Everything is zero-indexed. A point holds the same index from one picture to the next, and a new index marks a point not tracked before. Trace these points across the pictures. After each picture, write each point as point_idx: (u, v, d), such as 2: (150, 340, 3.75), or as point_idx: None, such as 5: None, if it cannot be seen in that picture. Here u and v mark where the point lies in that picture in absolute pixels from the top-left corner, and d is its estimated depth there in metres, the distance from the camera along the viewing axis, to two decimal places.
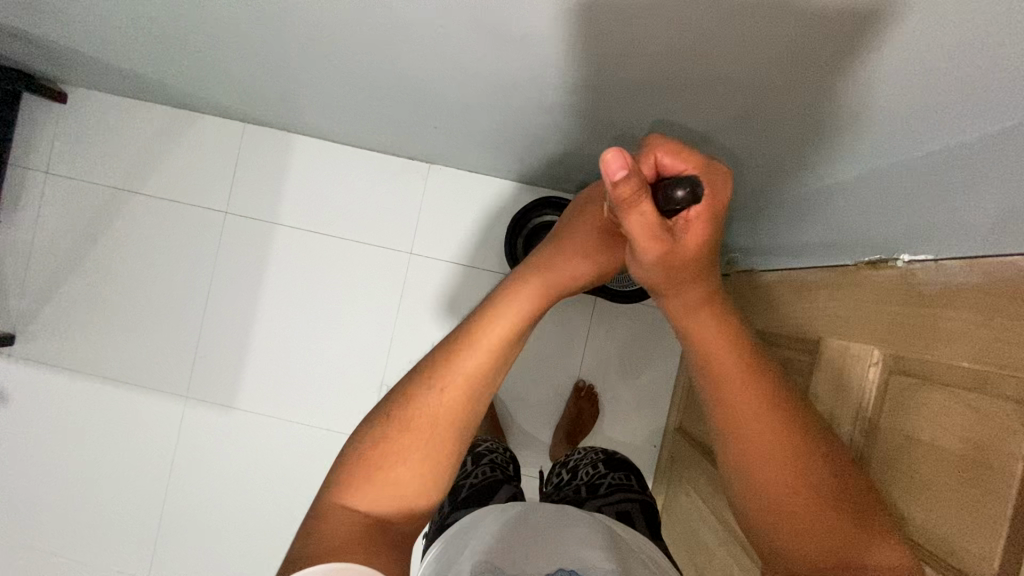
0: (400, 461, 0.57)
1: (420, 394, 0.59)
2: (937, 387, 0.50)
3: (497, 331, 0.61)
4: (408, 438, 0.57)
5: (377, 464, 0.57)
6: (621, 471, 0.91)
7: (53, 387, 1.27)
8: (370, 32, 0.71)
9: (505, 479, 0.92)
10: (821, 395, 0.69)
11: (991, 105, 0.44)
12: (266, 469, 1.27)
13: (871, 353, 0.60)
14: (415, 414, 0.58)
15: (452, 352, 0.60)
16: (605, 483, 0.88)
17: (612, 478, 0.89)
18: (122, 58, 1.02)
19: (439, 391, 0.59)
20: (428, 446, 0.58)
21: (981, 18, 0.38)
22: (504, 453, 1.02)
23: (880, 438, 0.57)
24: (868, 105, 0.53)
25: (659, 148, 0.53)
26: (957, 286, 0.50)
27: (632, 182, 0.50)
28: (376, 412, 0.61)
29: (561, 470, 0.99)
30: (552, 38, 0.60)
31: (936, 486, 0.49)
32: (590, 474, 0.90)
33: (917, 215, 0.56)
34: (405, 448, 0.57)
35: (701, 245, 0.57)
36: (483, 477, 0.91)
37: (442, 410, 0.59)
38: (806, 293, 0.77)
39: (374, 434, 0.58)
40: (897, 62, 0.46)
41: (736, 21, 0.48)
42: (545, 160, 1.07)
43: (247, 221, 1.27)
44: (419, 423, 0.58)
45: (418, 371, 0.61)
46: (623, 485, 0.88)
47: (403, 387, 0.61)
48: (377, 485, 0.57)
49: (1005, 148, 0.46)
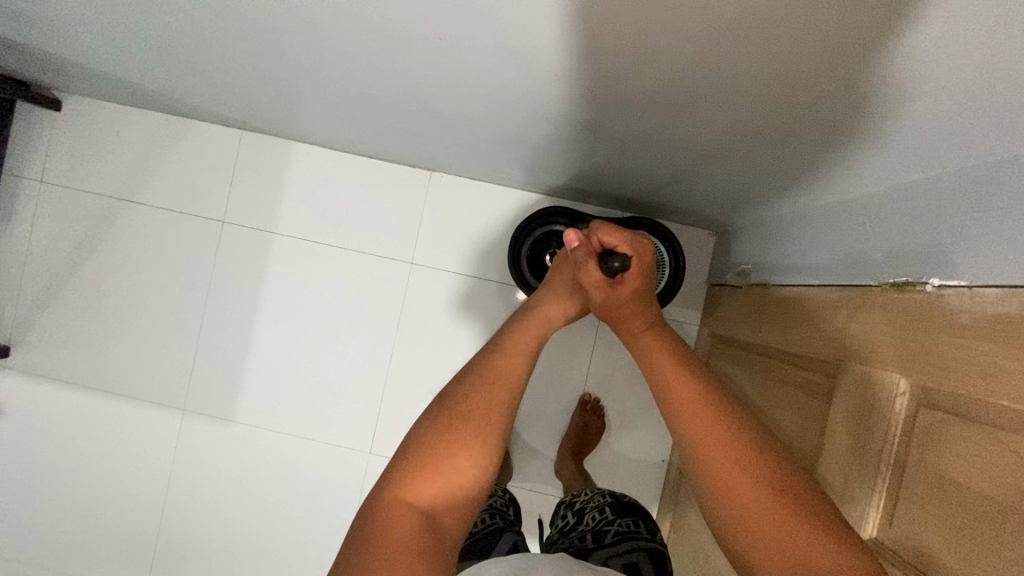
0: (460, 452, 0.54)
1: (474, 390, 0.57)
2: (972, 425, 0.47)
3: (528, 339, 0.63)
4: (468, 429, 0.55)
5: (437, 455, 0.54)
6: (628, 517, 0.87)
7: (52, 398, 1.25)
8: (366, 40, 0.67)
9: (507, 526, 0.88)
10: (841, 423, 0.65)
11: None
12: (268, 483, 1.24)
13: (898, 382, 0.56)
14: (472, 407, 0.56)
15: (496, 353, 0.60)
16: (612, 532, 0.84)
17: (620, 526, 0.85)
18: (112, 65, 0.99)
19: (488, 389, 0.57)
20: (486, 437, 0.55)
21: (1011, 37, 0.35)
22: (504, 496, 0.98)
23: (907, 475, 0.53)
24: (896, 119, 0.49)
25: (600, 231, 0.66)
26: (992, 318, 0.46)
27: (582, 250, 0.67)
28: (428, 411, 0.57)
29: (566, 512, 0.95)
30: (554, 47, 0.56)
31: (972, 535, 0.45)
32: (597, 520, 0.87)
33: (950, 237, 0.52)
34: (465, 442, 0.54)
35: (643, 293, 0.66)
36: (483, 527, 0.87)
37: (498, 404, 0.57)
38: (822, 311, 0.72)
39: (433, 427, 0.55)
40: (919, 77, 0.43)
41: (749, 29, 0.44)
42: (548, 169, 1.04)
43: (245, 230, 1.24)
44: (475, 417, 0.56)
45: (467, 371, 0.59)
46: (630, 533, 0.84)
47: (453, 386, 0.58)
48: (438, 478, 0.53)
49: None
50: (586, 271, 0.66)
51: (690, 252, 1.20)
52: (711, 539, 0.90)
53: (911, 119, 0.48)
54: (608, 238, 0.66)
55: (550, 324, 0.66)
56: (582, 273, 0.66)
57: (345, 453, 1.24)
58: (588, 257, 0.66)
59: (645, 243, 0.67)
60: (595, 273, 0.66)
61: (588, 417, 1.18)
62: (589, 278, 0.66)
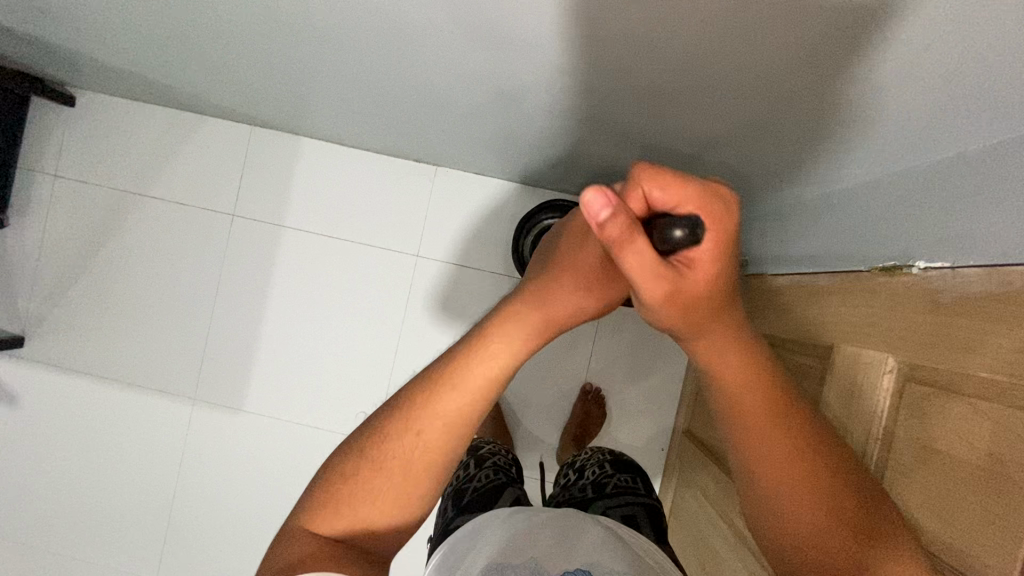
0: (374, 492, 0.53)
1: (397, 428, 0.53)
2: (953, 397, 0.49)
3: (482, 370, 0.53)
4: (383, 468, 0.53)
5: (348, 490, 0.53)
6: (627, 473, 0.90)
7: (63, 388, 1.28)
8: (378, 37, 0.70)
9: (510, 482, 0.90)
10: (832, 403, 0.68)
11: (1007, 109, 0.43)
12: (275, 472, 1.27)
13: (886, 360, 0.59)
14: (392, 446, 0.53)
15: (434, 381, 0.54)
16: (612, 485, 0.87)
17: (619, 480, 0.88)
18: (127, 62, 1.02)
19: (418, 426, 0.53)
20: (402, 477, 0.53)
21: (984, 31, 0.37)
22: (507, 456, 1.01)
23: (894, 448, 0.56)
24: (883, 113, 0.52)
25: (648, 181, 0.42)
26: (974, 294, 0.49)
27: (618, 223, 0.41)
28: (354, 436, 0.56)
29: (566, 471, 0.98)
30: (558, 42, 0.59)
31: (953, 498, 0.48)
32: (597, 474, 0.90)
33: (935, 222, 0.55)
34: (382, 480, 0.53)
35: (715, 281, 0.45)
36: (487, 481, 0.90)
37: (422, 445, 0.53)
38: (815, 298, 0.75)
39: (348, 461, 0.54)
40: (903, 72, 0.45)
41: (742, 26, 0.47)
42: (551, 164, 1.07)
43: (254, 224, 1.27)
44: (394, 457, 0.53)
45: (398, 398, 0.55)
46: (629, 487, 0.87)
47: (380, 416, 0.55)
48: (348, 514, 0.53)
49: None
50: (630, 256, 0.42)
51: None
52: (710, 521, 0.93)
53: (897, 111, 0.51)
54: (662, 192, 0.43)
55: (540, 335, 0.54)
56: (623, 259, 0.43)
57: None
58: (632, 234, 0.41)
59: (724, 204, 0.43)
60: (645, 255, 0.42)
61: (589, 406, 1.21)
62: (636, 265, 0.43)
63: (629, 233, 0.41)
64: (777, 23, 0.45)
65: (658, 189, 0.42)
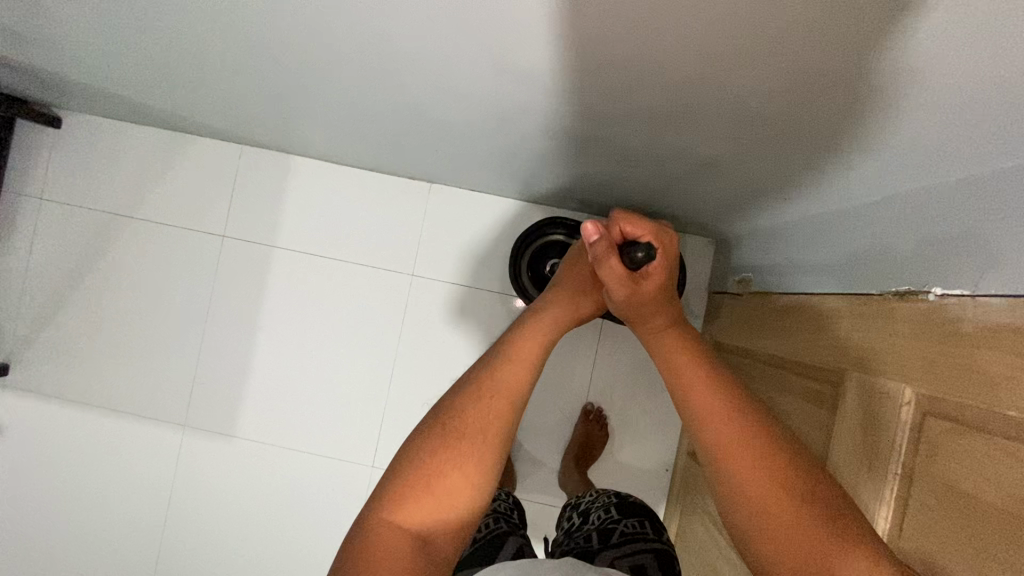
0: (453, 472, 0.56)
1: (470, 406, 0.59)
2: (980, 435, 0.46)
3: (529, 349, 0.65)
4: (462, 446, 0.57)
5: (429, 474, 0.56)
6: (635, 518, 0.86)
7: (48, 417, 1.24)
8: (368, 58, 0.68)
9: (510, 530, 0.87)
10: (845, 433, 0.65)
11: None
12: (269, 499, 1.23)
13: (903, 392, 0.55)
14: (467, 423, 0.58)
15: (493, 364, 0.62)
16: (618, 532, 0.83)
17: (626, 527, 0.84)
18: (112, 84, 1.00)
19: (486, 402, 0.60)
20: (477, 454, 0.57)
21: (1006, 54, 0.35)
22: (508, 500, 0.98)
23: (915, 484, 0.53)
24: (894, 133, 0.50)
25: (622, 219, 0.64)
26: (998, 326, 0.45)
27: (602, 246, 0.63)
28: (423, 425, 0.60)
29: (571, 513, 0.95)
30: (552, 63, 0.57)
31: (983, 546, 0.44)
32: (602, 519, 0.87)
33: (950, 246, 0.52)
34: (459, 459, 0.57)
35: (664, 289, 0.66)
36: (487, 532, 0.86)
37: (493, 418, 0.59)
38: (824, 320, 0.72)
39: (426, 447, 0.57)
40: (919, 90, 0.43)
41: (745, 40, 0.44)
42: (547, 181, 1.04)
43: (245, 245, 1.24)
44: (470, 433, 0.58)
45: (463, 384, 0.61)
46: (637, 534, 0.83)
47: (447, 401, 0.60)
48: (433, 499, 0.55)
49: None
50: (608, 266, 0.64)
51: (691, 260, 1.20)
52: (718, 547, 0.90)
53: (908, 130, 0.48)
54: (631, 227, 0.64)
55: (554, 330, 0.68)
56: (604, 268, 0.65)
57: (347, 465, 1.23)
58: (610, 251, 0.64)
59: (668, 236, 0.65)
60: (619, 267, 0.64)
61: (591, 426, 1.17)
62: (612, 273, 0.64)
63: (609, 252, 0.64)
64: (790, 41, 0.43)
65: (629, 224, 0.64)
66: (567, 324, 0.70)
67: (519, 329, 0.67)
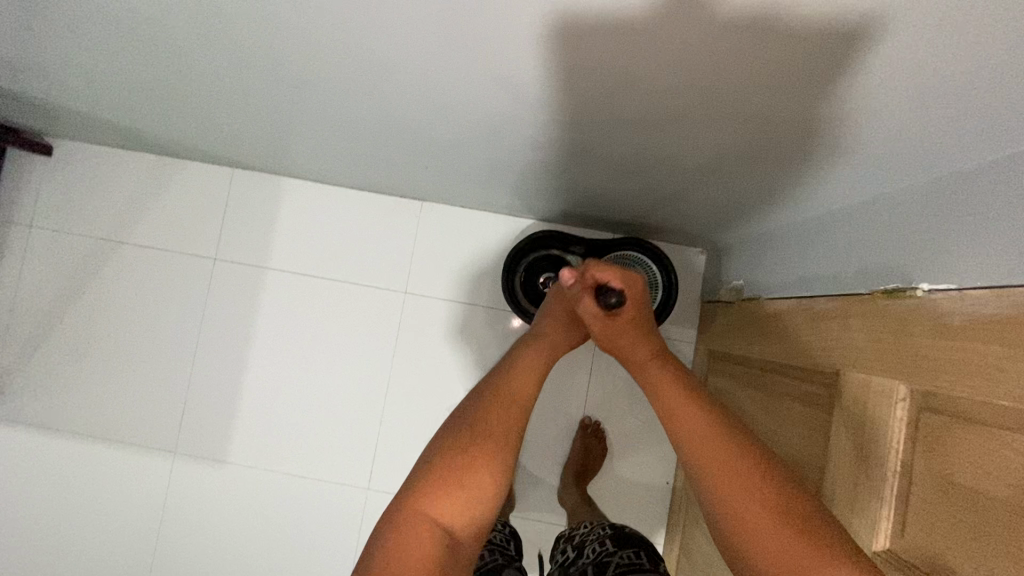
0: (480, 470, 0.58)
1: (491, 409, 0.62)
2: (976, 428, 0.46)
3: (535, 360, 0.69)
4: (487, 446, 0.59)
5: (459, 472, 0.57)
6: (630, 548, 0.82)
7: (33, 447, 1.21)
8: (358, 75, 0.69)
9: (507, 564, 0.85)
10: (842, 435, 0.64)
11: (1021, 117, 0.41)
12: (262, 526, 1.20)
13: (897, 389, 0.55)
14: (489, 423, 0.61)
15: (508, 372, 0.66)
16: (614, 564, 0.80)
17: (622, 558, 0.80)
18: (103, 109, 1.01)
19: (505, 406, 0.62)
20: (501, 454, 0.59)
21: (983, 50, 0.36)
22: (504, 531, 0.95)
23: (915, 482, 0.52)
24: (878, 132, 0.51)
25: (593, 267, 0.71)
26: (986, 318, 0.46)
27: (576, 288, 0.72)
28: (446, 426, 0.61)
29: (566, 545, 0.93)
30: (540, 75, 0.58)
31: (987, 542, 0.44)
32: (598, 552, 0.84)
33: (940, 242, 0.53)
34: (484, 459, 0.58)
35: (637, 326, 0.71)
36: (482, 563, 0.84)
37: (512, 421, 0.62)
38: (815, 323, 0.72)
39: (452, 446, 0.58)
40: (899, 90, 0.44)
41: (727, 49, 0.45)
42: (537, 195, 1.06)
43: (237, 267, 1.24)
44: (494, 433, 0.60)
45: (482, 389, 0.64)
46: (633, 566, 0.79)
47: (469, 404, 0.63)
48: (461, 495, 0.56)
49: None
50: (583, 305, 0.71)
51: (683, 271, 1.21)
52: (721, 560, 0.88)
53: (891, 129, 0.49)
54: (602, 273, 0.71)
55: (550, 353, 0.72)
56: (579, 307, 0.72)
57: (341, 488, 1.21)
58: (583, 291, 0.71)
59: (636, 282, 0.71)
60: (591, 306, 0.71)
61: (589, 441, 1.16)
62: (586, 311, 0.71)
63: (581, 293, 0.71)
64: (771, 49, 0.44)
65: (599, 269, 0.71)
66: (556, 351, 0.73)
67: (523, 346, 0.71)
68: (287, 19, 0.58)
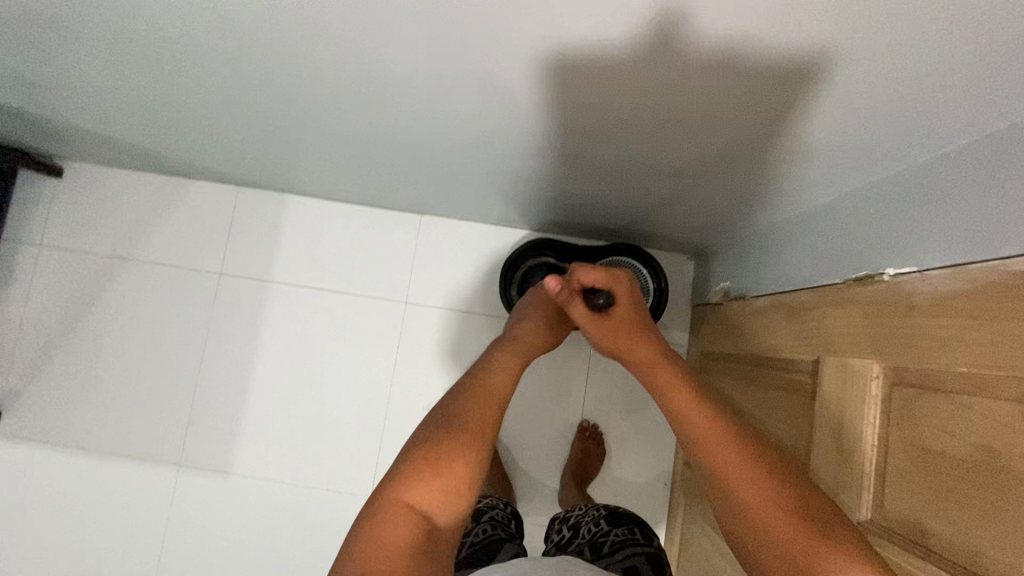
0: (455, 462, 0.58)
1: (466, 404, 0.62)
2: (940, 396, 0.50)
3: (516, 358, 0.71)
4: (461, 439, 0.59)
5: (436, 461, 0.57)
6: (625, 526, 0.86)
7: (38, 462, 1.22)
8: (363, 94, 0.74)
9: (508, 537, 0.88)
10: (824, 417, 0.68)
11: (965, 113, 0.46)
12: (266, 536, 1.21)
13: (871, 368, 0.59)
14: (465, 417, 0.61)
15: (484, 370, 0.67)
16: (610, 541, 0.84)
17: (617, 535, 0.84)
18: (117, 130, 1.05)
19: (481, 401, 0.63)
20: (477, 446, 0.60)
21: (923, 55, 0.41)
22: (504, 510, 0.97)
23: (890, 452, 0.56)
24: (840, 134, 0.56)
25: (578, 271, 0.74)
26: (944, 295, 0.51)
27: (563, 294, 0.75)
28: (422, 423, 0.61)
29: (560, 526, 0.94)
30: (532, 92, 0.63)
31: (953, 500, 0.47)
32: (594, 531, 0.86)
33: (902, 232, 0.58)
34: (459, 451, 0.58)
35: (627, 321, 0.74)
36: (484, 536, 0.87)
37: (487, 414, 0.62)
38: (796, 315, 0.77)
39: (427, 441, 0.59)
40: (854, 95, 0.49)
41: (698, 65, 0.50)
42: (532, 206, 1.11)
43: (242, 281, 1.28)
44: (470, 427, 0.60)
45: (459, 386, 0.65)
46: (628, 541, 0.83)
47: (446, 401, 0.63)
48: (435, 487, 0.56)
49: (1003, 148, 0.46)
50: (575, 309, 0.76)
51: (674, 276, 1.26)
52: (719, 553, 0.90)
53: (851, 130, 0.54)
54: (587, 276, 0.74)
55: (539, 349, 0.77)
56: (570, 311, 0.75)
57: (344, 497, 1.22)
58: (571, 296, 0.75)
59: (621, 281, 0.74)
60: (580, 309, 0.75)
61: (588, 443, 1.19)
62: (578, 315, 0.75)
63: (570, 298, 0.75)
64: (741, 67, 0.49)
65: (586, 274, 0.73)
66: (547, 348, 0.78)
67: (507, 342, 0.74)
68: (302, 46, 0.63)
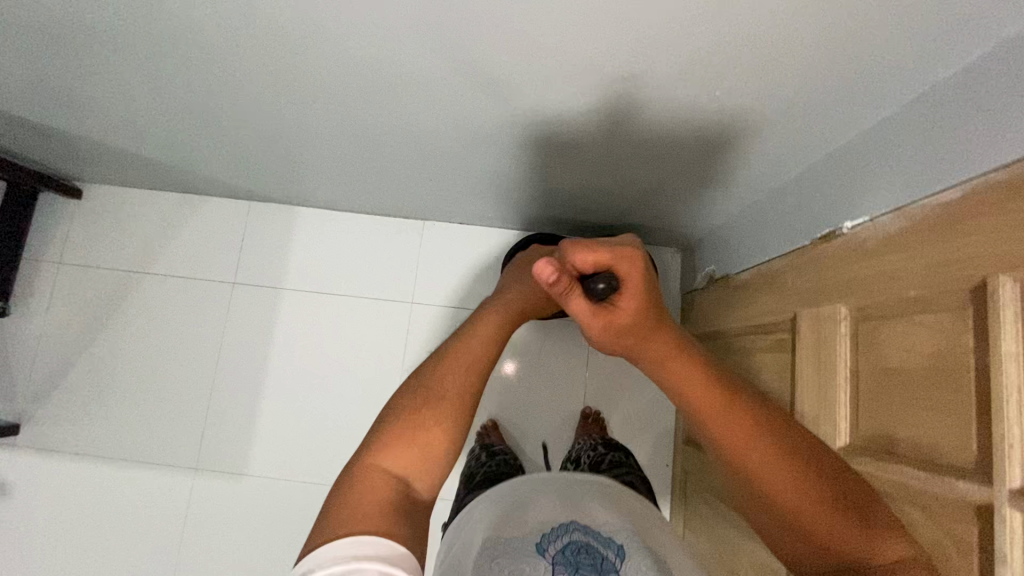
0: (432, 427, 0.56)
1: (444, 370, 0.59)
2: (896, 321, 0.58)
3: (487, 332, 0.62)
4: (439, 405, 0.57)
5: (414, 426, 0.56)
6: (618, 451, 1.03)
7: (56, 473, 1.25)
8: (367, 118, 0.81)
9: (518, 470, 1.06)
10: (802, 364, 0.75)
11: (896, 80, 0.55)
12: (281, 534, 1.24)
13: (840, 310, 0.67)
14: (443, 384, 0.58)
15: (463, 336, 0.62)
16: (607, 461, 0.99)
17: (613, 457, 1.01)
18: (139, 151, 1.13)
19: (460, 368, 0.59)
20: (456, 412, 0.58)
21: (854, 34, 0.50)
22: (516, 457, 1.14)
23: (862, 378, 0.63)
24: (795, 114, 0.65)
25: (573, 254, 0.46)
26: (892, 234, 0.59)
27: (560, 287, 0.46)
28: (402, 387, 0.60)
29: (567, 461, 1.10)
30: (521, 106, 0.71)
31: (914, 405, 0.54)
32: (593, 453, 1.03)
33: (854, 189, 0.67)
34: (437, 416, 0.57)
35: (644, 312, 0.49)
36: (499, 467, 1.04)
37: (464, 381, 0.59)
38: (774, 280, 0.85)
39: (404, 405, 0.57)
40: (802, 80, 0.58)
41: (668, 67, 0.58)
42: (528, 205, 1.19)
43: (255, 289, 1.34)
44: (448, 393, 0.58)
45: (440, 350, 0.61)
46: (622, 461, 0.99)
47: (426, 367, 0.60)
48: (411, 450, 0.56)
49: (930, 105, 0.55)
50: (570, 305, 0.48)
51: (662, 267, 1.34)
52: (722, 515, 0.96)
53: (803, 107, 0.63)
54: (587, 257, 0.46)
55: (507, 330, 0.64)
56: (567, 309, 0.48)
57: None
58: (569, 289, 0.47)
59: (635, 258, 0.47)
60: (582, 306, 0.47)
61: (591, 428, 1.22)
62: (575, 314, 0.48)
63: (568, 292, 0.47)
64: (705, 62, 0.58)
65: (582, 257, 0.46)
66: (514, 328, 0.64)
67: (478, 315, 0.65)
68: (321, 72, 0.72)
